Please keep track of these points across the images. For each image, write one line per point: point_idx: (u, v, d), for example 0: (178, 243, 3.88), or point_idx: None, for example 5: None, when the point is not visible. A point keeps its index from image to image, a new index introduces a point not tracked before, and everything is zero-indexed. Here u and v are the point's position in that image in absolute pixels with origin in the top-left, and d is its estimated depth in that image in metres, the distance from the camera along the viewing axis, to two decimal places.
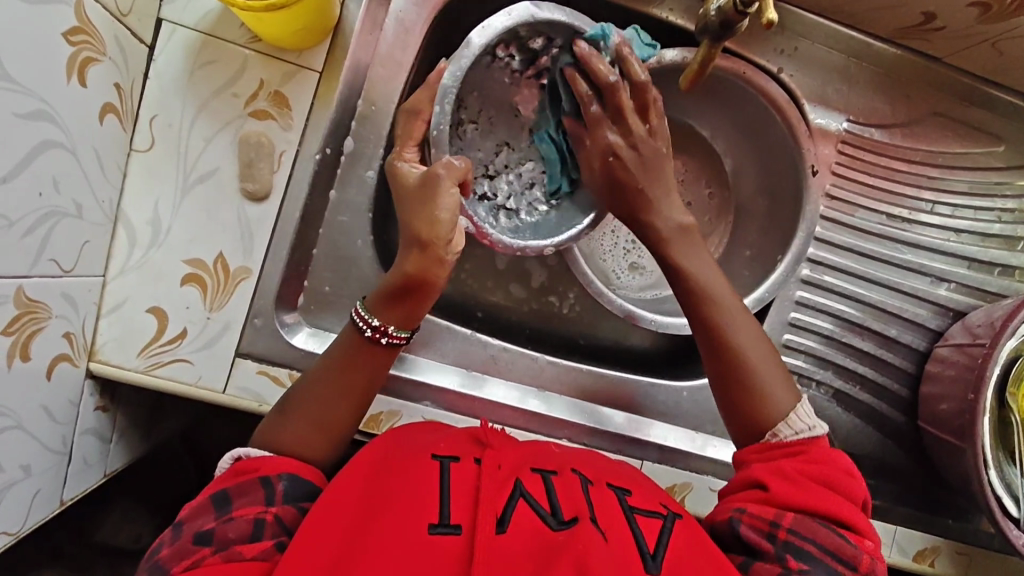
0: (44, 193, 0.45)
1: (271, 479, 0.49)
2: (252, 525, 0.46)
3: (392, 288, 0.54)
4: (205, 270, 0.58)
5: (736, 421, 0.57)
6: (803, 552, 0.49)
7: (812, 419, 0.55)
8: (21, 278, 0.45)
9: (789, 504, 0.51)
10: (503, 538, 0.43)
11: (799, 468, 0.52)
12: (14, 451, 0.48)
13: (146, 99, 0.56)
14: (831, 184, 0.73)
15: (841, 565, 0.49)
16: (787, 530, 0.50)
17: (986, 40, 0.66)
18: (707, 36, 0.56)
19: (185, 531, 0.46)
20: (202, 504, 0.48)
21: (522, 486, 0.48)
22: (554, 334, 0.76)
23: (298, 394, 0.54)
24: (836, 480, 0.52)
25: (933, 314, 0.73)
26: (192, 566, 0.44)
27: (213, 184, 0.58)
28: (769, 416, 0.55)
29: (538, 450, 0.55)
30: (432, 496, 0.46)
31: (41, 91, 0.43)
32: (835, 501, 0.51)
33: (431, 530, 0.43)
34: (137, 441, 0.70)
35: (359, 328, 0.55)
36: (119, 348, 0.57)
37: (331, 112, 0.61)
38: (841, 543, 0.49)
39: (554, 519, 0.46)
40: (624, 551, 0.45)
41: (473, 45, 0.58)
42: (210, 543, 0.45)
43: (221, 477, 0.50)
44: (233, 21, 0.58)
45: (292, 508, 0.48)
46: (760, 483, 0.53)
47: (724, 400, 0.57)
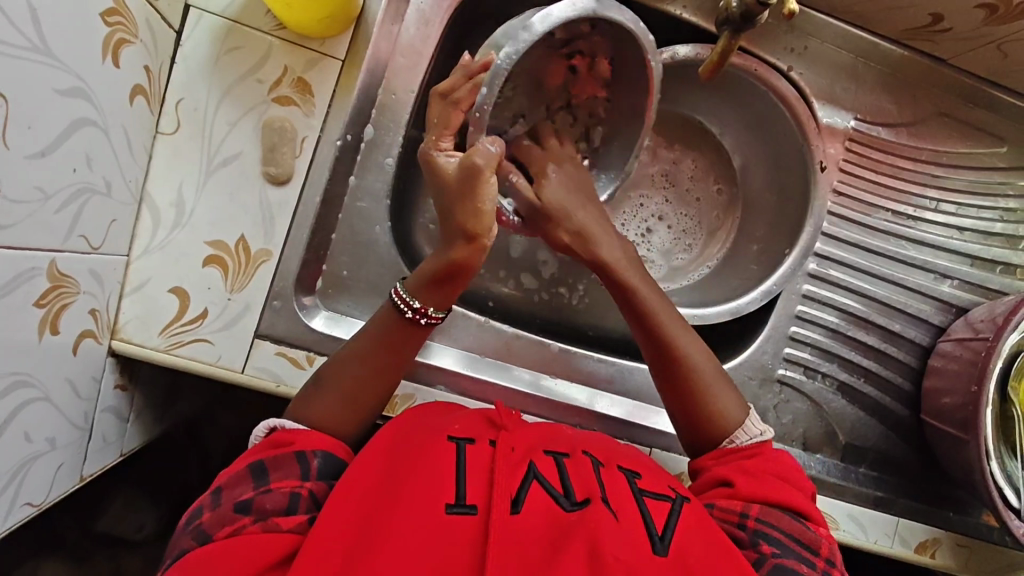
0: (78, 169, 0.46)
1: (307, 454, 0.50)
2: (289, 498, 0.47)
3: (428, 273, 0.54)
4: (227, 251, 0.59)
5: (690, 431, 0.60)
6: (771, 538, 0.51)
7: (761, 425, 0.59)
8: (53, 252, 0.46)
9: (754, 497, 0.54)
10: (519, 519, 0.44)
11: (761, 467, 0.56)
12: (41, 422, 0.49)
13: (172, 83, 0.57)
14: (839, 180, 0.74)
15: (807, 551, 0.51)
16: (755, 520, 0.52)
17: (991, 42, 0.68)
18: (728, 28, 0.58)
19: (225, 499, 0.47)
20: (242, 474, 0.49)
21: (534, 468, 0.49)
22: (564, 324, 0.78)
23: (337, 367, 0.56)
24: (791, 477, 0.56)
25: (936, 310, 0.75)
26: (233, 532, 0.45)
27: (237, 168, 0.59)
28: (721, 424, 0.59)
29: (547, 433, 0.56)
30: (449, 476, 0.46)
31: (78, 69, 0.44)
32: (795, 493, 0.55)
33: (448, 510, 0.44)
34: (151, 422, 0.71)
35: (398, 308, 0.56)
36: (140, 326, 0.58)
37: (352, 100, 0.62)
38: (804, 531, 0.52)
39: (566, 500, 0.47)
40: (634, 532, 0.46)
41: (532, 28, 0.52)
42: (248, 512, 0.46)
43: (257, 449, 0.51)
44: (258, 9, 0.59)
45: (325, 484, 0.49)
46: (725, 480, 0.56)
47: (678, 411, 0.60)
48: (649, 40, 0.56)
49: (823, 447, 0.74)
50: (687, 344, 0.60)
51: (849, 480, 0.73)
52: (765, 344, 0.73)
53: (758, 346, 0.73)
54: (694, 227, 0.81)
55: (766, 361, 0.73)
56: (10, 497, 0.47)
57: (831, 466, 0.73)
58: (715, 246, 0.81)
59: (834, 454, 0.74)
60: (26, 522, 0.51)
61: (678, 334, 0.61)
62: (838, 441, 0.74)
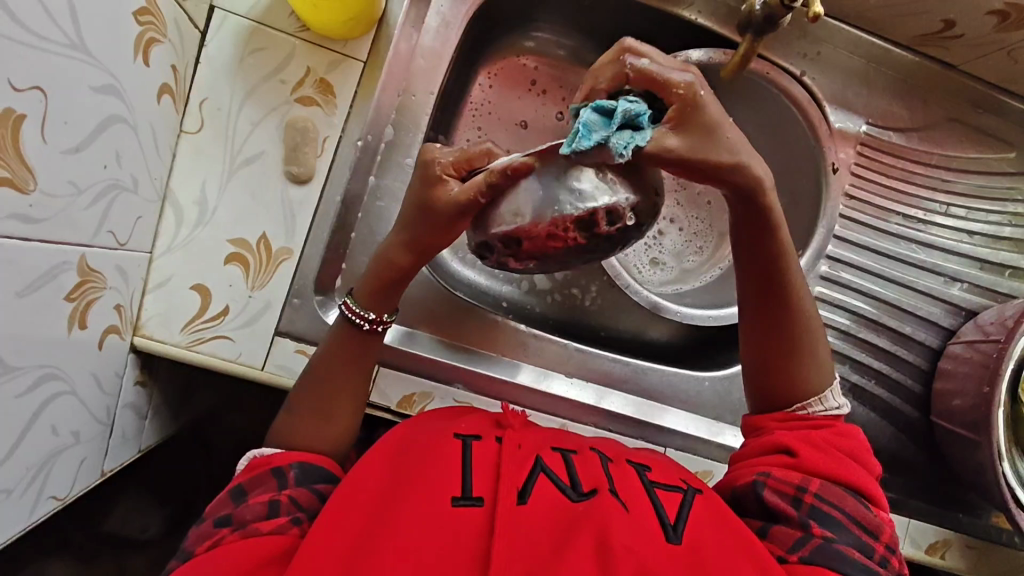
0: (108, 165, 0.47)
1: (282, 469, 0.51)
2: (268, 506, 0.48)
3: (381, 281, 0.55)
4: (249, 249, 0.60)
5: (769, 377, 0.57)
6: (828, 516, 0.50)
7: (839, 400, 0.57)
8: (83, 246, 0.46)
9: (815, 471, 0.52)
10: (525, 509, 0.45)
11: (827, 439, 0.54)
12: (67, 416, 0.49)
13: (196, 83, 0.58)
14: (850, 184, 0.75)
15: (865, 534, 0.50)
16: (814, 495, 0.51)
17: (1001, 49, 0.69)
18: (752, 31, 0.62)
19: (207, 519, 0.48)
20: (223, 496, 0.50)
21: (541, 462, 0.50)
22: (576, 325, 0.78)
23: (304, 391, 0.56)
24: (857, 455, 0.54)
25: (946, 313, 0.75)
26: (213, 545, 0.46)
27: (259, 166, 0.60)
28: (801, 390, 0.56)
29: (557, 432, 0.57)
30: (455, 470, 0.47)
31: (111, 67, 0.45)
32: (859, 473, 0.53)
33: (454, 502, 0.45)
34: (168, 419, 0.71)
35: (355, 322, 0.56)
36: (162, 323, 0.58)
37: (373, 100, 0.63)
38: (865, 513, 0.51)
39: (573, 491, 0.48)
40: (644, 522, 0.47)
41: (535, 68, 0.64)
42: (229, 525, 0.47)
43: (236, 475, 0.52)
44: (283, 11, 0.60)
45: (306, 490, 0.50)
46: (788, 449, 0.54)
47: (766, 345, 0.57)
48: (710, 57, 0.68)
49: None
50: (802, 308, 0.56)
51: None
52: None
53: None
54: (705, 229, 0.82)
55: None
56: (36, 491, 0.47)
57: None
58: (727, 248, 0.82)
59: None
60: (50, 516, 0.51)
61: (801, 299, 0.56)
62: None
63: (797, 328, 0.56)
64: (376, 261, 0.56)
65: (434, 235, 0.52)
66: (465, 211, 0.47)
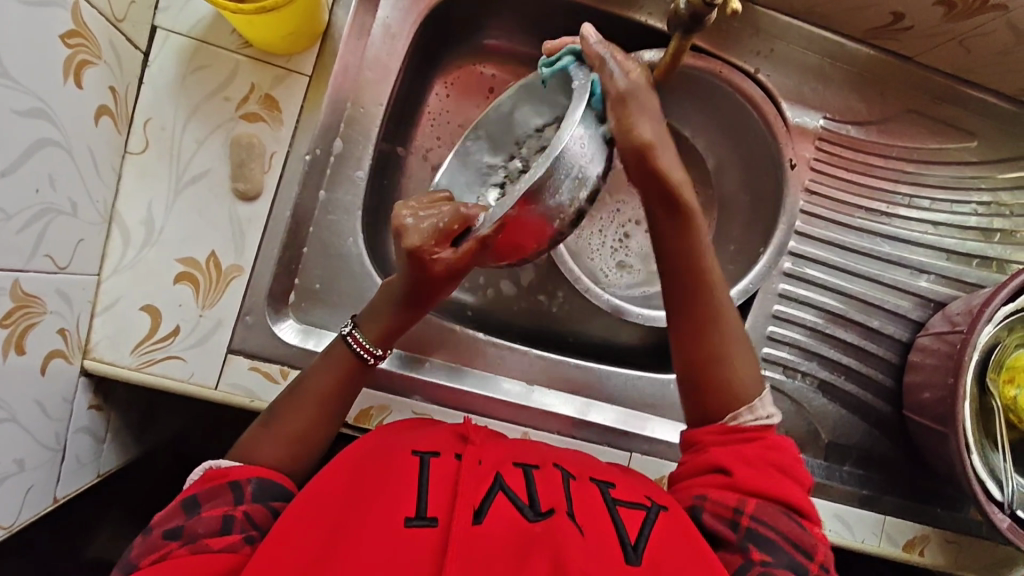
0: (40, 189, 0.47)
1: (239, 483, 0.49)
2: (220, 521, 0.47)
3: (395, 325, 0.58)
4: (198, 268, 0.59)
5: (697, 396, 0.57)
6: (762, 538, 0.50)
7: (770, 408, 0.56)
8: (17, 272, 0.46)
9: (752, 492, 0.52)
10: (481, 531, 0.43)
11: (759, 452, 0.53)
12: (8, 443, 0.48)
13: (140, 103, 0.58)
14: (810, 179, 0.74)
15: (800, 555, 0.50)
16: (750, 517, 0.51)
17: (953, 38, 0.69)
18: (678, 30, 0.55)
19: (156, 529, 0.47)
20: (174, 507, 0.48)
21: (501, 480, 0.48)
22: (542, 331, 0.77)
23: (288, 408, 0.55)
24: (791, 469, 0.54)
25: (915, 306, 0.75)
26: (159, 559, 0.45)
27: (206, 185, 0.59)
28: (739, 397, 0.56)
29: (520, 447, 0.55)
30: (410, 490, 0.45)
31: (38, 90, 0.45)
32: (792, 488, 0.53)
33: (407, 524, 0.43)
34: (130, 442, 0.70)
35: (361, 357, 0.57)
36: (112, 346, 0.58)
37: (320, 114, 0.63)
38: (798, 530, 0.51)
39: (532, 510, 0.46)
40: (601, 545, 0.45)
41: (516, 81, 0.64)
42: (178, 538, 0.46)
43: (189, 485, 0.50)
44: (225, 28, 0.60)
45: (262, 508, 0.49)
46: (721, 467, 0.53)
47: (687, 359, 0.57)
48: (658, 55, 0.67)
49: (806, 447, 0.73)
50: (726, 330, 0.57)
51: (833, 479, 0.72)
52: None
53: None
54: None
55: None
56: None
57: (815, 466, 0.72)
58: None
59: (817, 453, 0.73)
60: None
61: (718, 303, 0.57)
62: (821, 440, 0.74)
63: (727, 348, 0.57)
64: (393, 307, 0.57)
65: (436, 291, 0.57)
66: (466, 266, 0.53)
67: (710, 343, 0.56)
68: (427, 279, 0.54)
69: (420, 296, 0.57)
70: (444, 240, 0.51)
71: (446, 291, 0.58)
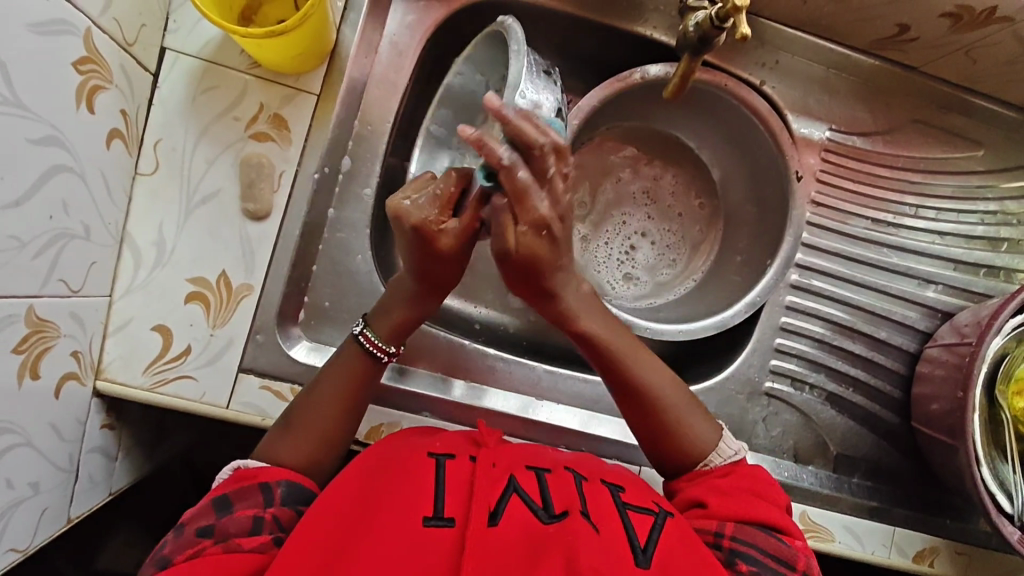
0: (54, 215, 0.47)
1: (270, 484, 0.50)
2: (253, 521, 0.47)
3: (406, 320, 0.58)
4: (209, 287, 0.60)
5: (662, 456, 0.59)
6: (747, 556, 0.50)
7: (737, 445, 0.59)
8: (32, 297, 0.46)
9: (729, 516, 0.52)
10: (496, 532, 0.42)
11: (734, 483, 0.55)
12: (23, 467, 0.49)
13: (150, 125, 0.58)
14: (816, 191, 0.75)
15: (782, 568, 0.50)
16: (731, 539, 0.51)
17: (959, 49, 0.69)
18: (686, 51, 0.58)
19: (186, 529, 0.46)
20: (205, 505, 0.48)
21: (514, 482, 0.47)
22: (550, 345, 0.78)
23: (305, 412, 0.55)
24: (765, 492, 0.55)
25: (922, 316, 0.75)
26: (193, 555, 0.44)
27: (216, 205, 0.60)
28: (699, 450, 0.58)
29: (533, 449, 0.54)
30: (426, 491, 0.45)
31: (51, 118, 0.45)
32: (770, 509, 0.53)
33: (425, 523, 0.43)
34: (141, 459, 0.71)
35: (375, 355, 0.57)
36: (124, 366, 0.58)
37: (328, 132, 0.63)
38: (782, 548, 0.51)
39: (545, 512, 0.45)
40: (614, 545, 0.44)
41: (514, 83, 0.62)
42: (211, 536, 0.46)
43: (218, 485, 0.50)
44: (234, 48, 0.61)
45: (291, 509, 0.49)
46: (699, 501, 0.55)
47: (644, 431, 0.59)
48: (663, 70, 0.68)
49: (815, 458, 0.73)
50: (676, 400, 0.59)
51: (842, 491, 0.72)
52: (751, 357, 0.73)
53: (745, 358, 0.73)
54: (677, 242, 0.81)
55: (752, 375, 0.73)
56: None
57: (824, 477, 0.72)
58: (700, 259, 0.81)
59: (826, 465, 0.73)
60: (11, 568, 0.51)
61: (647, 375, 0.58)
62: (829, 451, 0.74)
63: (670, 403, 0.58)
64: (404, 301, 0.57)
65: (448, 267, 0.55)
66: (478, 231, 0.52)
67: (652, 405, 0.58)
68: (433, 257, 0.53)
69: (434, 288, 0.57)
70: (445, 207, 0.51)
71: (460, 264, 0.55)
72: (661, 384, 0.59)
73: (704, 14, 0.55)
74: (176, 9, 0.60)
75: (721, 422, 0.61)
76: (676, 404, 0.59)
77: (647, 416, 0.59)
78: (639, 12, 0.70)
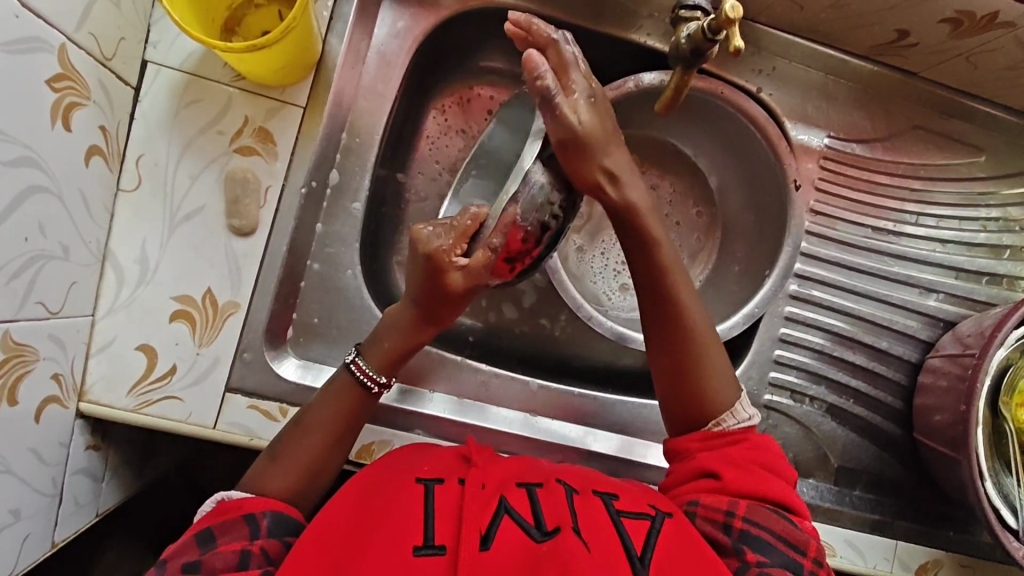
0: (30, 238, 0.46)
1: (255, 515, 0.48)
2: (238, 556, 0.45)
3: (400, 350, 0.57)
4: (194, 305, 0.58)
5: (680, 404, 0.57)
6: (757, 538, 0.49)
7: (750, 410, 0.57)
8: (8, 322, 0.45)
9: (741, 493, 0.51)
10: (488, 556, 0.41)
11: (742, 454, 0.54)
12: (2, 495, 0.47)
13: (132, 140, 0.57)
14: (815, 199, 0.73)
15: (793, 551, 0.49)
16: (741, 519, 0.50)
17: (960, 54, 0.68)
18: (679, 64, 0.57)
19: (168, 568, 0.44)
20: (186, 541, 0.46)
21: (505, 502, 0.46)
22: (545, 357, 0.76)
23: (292, 443, 0.54)
24: (774, 464, 0.54)
25: (924, 325, 0.73)
26: None
27: (201, 221, 0.58)
28: (717, 407, 0.56)
29: (523, 465, 0.53)
30: (415, 518, 0.44)
31: (26, 138, 0.44)
32: (780, 486, 0.53)
33: (415, 551, 0.41)
34: (132, 478, 0.69)
35: (364, 384, 0.56)
36: (108, 387, 0.57)
37: (316, 145, 0.62)
38: (793, 529, 0.50)
39: (537, 531, 0.44)
40: (611, 558, 0.43)
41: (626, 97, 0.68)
42: (195, 572, 0.44)
43: (199, 520, 0.48)
44: (217, 61, 0.59)
45: (277, 541, 0.47)
46: (711, 472, 0.53)
47: (672, 391, 0.57)
48: (653, 78, 0.66)
49: (816, 471, 0.72)
50: (710, 351, 0.57)
51: (843, 505, 0.71)
52: (749, 369, 0.71)
53: (743, 370, 0.71)
54: (675, 251, 0.80)
55: (751, 388, 0.71)
56: None
57: (824, 490, 0.71)
58: (698, 268, 0.80)
59: (827, 477, 0.72)
60: None
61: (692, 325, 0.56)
62: (830, 464, 0.72)
63: (713, 366, 0.56)
64: (395, 329, 0.57)
65: (448, 308, 0.54)
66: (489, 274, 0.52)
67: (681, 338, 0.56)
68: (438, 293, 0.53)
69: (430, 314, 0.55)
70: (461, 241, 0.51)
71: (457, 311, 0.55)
72: (709, 336, 0.57)
73: (696, 26, 0.54)
74: (158, 22, 0.58)
75: (741, 386, 0.58)
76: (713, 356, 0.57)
77: (684, 375, 0.56)
78: (632, 19, 0.68)
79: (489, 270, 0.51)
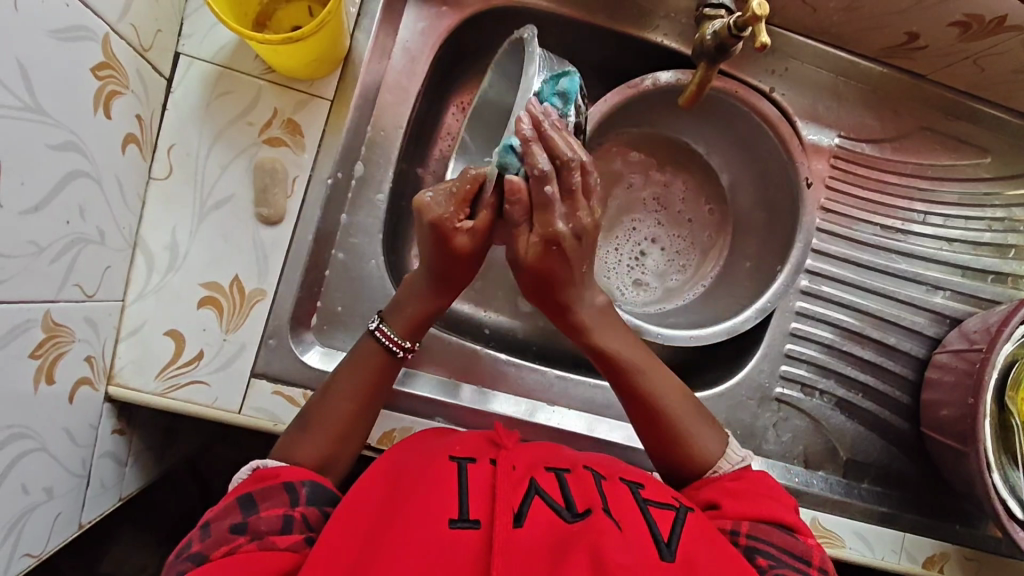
0: (71, 221, 0.47)
1: (294, 485, 0.49)
2: (281, 520, 0.46)
3: (423, 316, 0.58)
4: (221, 292, 0.60)
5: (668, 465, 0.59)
6: (763, 553, 0.49)
7: (742, 450, 0.60)
8: (49, 302, 0.46)
9: (743, 514, 0.52)
10: (522, 533, 0.42)
11: (741, 486, 0.55)
12: (37, 473, 0.48)
13: (163, 129, 0.59)
14: (826, 197, 0.75)
15: (800, 562, 0.49)
16: (747, 536, 0.50)
17: (967, 58, 0.69)
18: (703, 59, 0.59)
19: (215, 529, 0.45)
20: (230, 504, 0.47)
21: (536, 483, 0.47)
22: (558, 349, 0.78)
23: (320, 412, 0.55)
24: (772, 493, 0.55)
25: (931, 322, 0.75)
26: (229, 552, 0.44)
27: (229, 210, 0.60)
28: (706, 459, 0.58)
29: (548, 450, 0.54)
30: (451, 493, 0.45)
31: (71, 124, 0.45)
32: (780, 509, 0.53)
33: (452, 524, 0.42)
34: (153, 465, 0.70)
35: (390, 350, 0.57)
36: (137, 371, 0.58)
37: (342, 136, 0.63)
38: (796, 545, 0.51)
39: (568, 513, 0.45)
40: (639, 539, 0.44)
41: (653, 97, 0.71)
42: (243, 534, 0.45)
43: (240, 484, 0.49)
44: (248, 53, 0.61)
45: (316, 509, 0.48)
46: (711, 503, 0.54)
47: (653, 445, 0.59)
48: (671, 77, 0.67)
49: (825, 464, 0.73)
50: (667, 388, 0.59)
51: (852, 497, 0.72)
52: (760, 362, 0.73)
53: (754, 364, 0.73)
54: (687, 247, 0.81)
55: (762, 381, 0.73)
56: (9, 549, 0.47)
57: (833, 483, 0.72)
58: (710, 263, 0.81)
59: (835, 470, 0.73)
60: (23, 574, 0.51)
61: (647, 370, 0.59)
62: (839, 457, 0.74)
63: (676, 409, 0.59)
64: (417, 297, 0.58)
65: (462, 272, 0.56)
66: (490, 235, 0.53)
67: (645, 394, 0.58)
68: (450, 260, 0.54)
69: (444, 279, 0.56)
70: (462, 207, 0.51)
71: (472, 273, 0.57)
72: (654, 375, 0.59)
73: (721, 23, 0.56)
74: (191, 16, 0.60)
75: (727, 430, 0.61)
76: (659, 383, 0.59)
77: (659, 426, 0.58)
78: (649, 19, 0.70)
79: (490, 232, 0.52)
